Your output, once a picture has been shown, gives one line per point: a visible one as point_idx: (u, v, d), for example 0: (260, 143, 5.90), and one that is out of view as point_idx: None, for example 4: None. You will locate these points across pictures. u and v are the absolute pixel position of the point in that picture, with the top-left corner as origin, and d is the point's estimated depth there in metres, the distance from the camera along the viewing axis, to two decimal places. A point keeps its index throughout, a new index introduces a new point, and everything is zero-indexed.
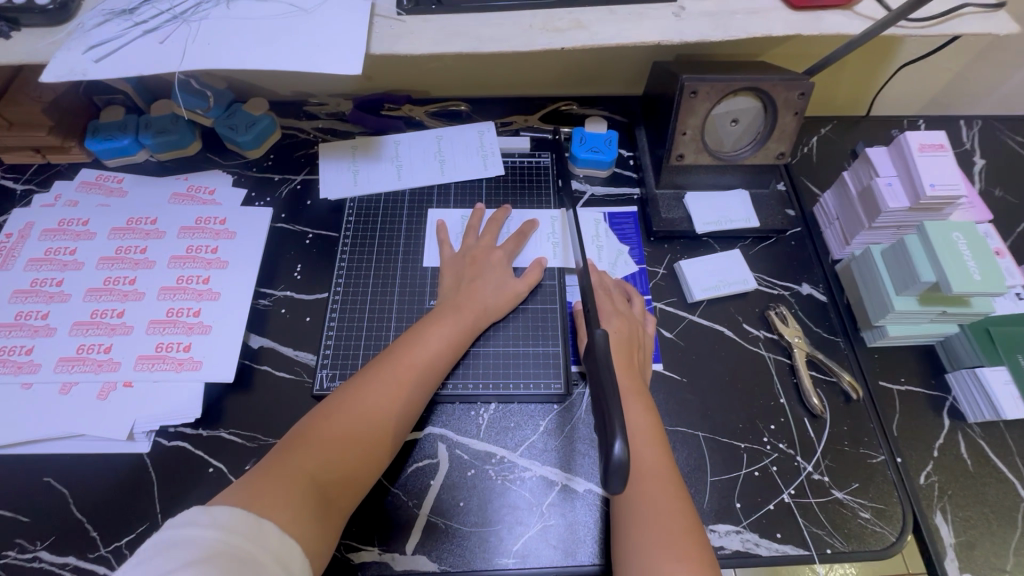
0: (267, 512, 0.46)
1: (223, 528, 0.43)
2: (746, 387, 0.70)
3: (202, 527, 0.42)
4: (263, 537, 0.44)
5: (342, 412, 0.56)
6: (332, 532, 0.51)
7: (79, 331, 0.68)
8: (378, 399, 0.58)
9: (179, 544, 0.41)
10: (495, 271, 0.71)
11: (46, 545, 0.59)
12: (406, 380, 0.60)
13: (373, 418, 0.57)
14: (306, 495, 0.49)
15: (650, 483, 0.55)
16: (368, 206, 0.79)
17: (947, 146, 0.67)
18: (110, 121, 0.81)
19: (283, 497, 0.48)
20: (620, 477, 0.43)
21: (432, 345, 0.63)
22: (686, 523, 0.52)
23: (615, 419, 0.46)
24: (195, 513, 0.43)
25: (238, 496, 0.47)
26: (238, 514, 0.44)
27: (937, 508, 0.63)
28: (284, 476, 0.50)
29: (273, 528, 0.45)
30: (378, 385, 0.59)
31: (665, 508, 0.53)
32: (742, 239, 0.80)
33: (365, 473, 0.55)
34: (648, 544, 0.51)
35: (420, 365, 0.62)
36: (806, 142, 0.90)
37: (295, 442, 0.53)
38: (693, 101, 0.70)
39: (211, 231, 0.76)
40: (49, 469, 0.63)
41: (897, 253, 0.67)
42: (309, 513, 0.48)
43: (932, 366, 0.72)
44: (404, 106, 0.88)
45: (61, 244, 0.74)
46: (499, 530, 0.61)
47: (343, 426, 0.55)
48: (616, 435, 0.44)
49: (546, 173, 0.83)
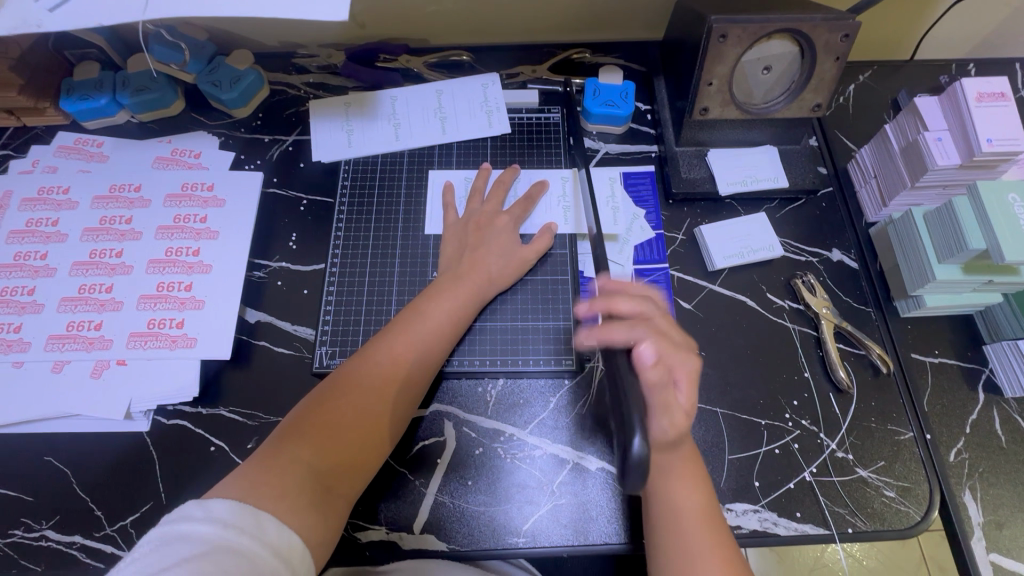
0: (265, 503, 0.45)
1: (222, 524, 0.42)
2: (768, 360, 0.66)
3: (199, 522, 0.42)
4: (262, 530, 0.43)
5: (342, 394, 0.54)
6: (337, 520, 0.50)
7: (67, 308, 0.65)
8: (378, 379, 0.55)
9: (178, 540, 0.41)
10: (501, 237, 0.66)
11: (52, 525, 0.59)
12: (407, 356, 0.57)
13: (374, 399, 0.55)
14: (306, 483, 0.48)
15: (680, 486, 0.53)
16: (365, 169, 0.74)
17: (1008, 95, 0.60)
18: (86, 78, 0.76)
19: (281, 487, 0.47)
20: (638, 473, 0.41)
21: (432, 320, 0.60)
22: (712, 528, 0.52)
23: (633, 411, 0.43)
24: (190, 507, 0.43)
25: (234, 487, 0.46)
26: (235, 508, 0.43)
27: (966, 487, 0.61)
28: (283, 464, 0.49)
29: (271, 520, 0.44)
30: (378, 363, 0.56)
31: (694, 510, 0.52)
32: (768, 201, 0.74)
33: (369, 457, 0.53)
34: (688, 549, 0.50)
35: (421, 340, 0.59)
36: (842, 91, 0.82)
37: (293, 428, 0.52)
38: (722, 47, 0.63)
39: (198, 198, 0.71)
40: (49, 448, 0.61)
41: (943, 217, 0.61)
42: (309, 502, 0.47)
43: (968, 336, 0.67)
44: (401, 57, 0.80)
45: (42, 215, 0.70)
46: (509, 508, 0.59)
47: (342, 409, 0.53)
48: (634, 429, 0.41)
49: (556, 131, 0.77)
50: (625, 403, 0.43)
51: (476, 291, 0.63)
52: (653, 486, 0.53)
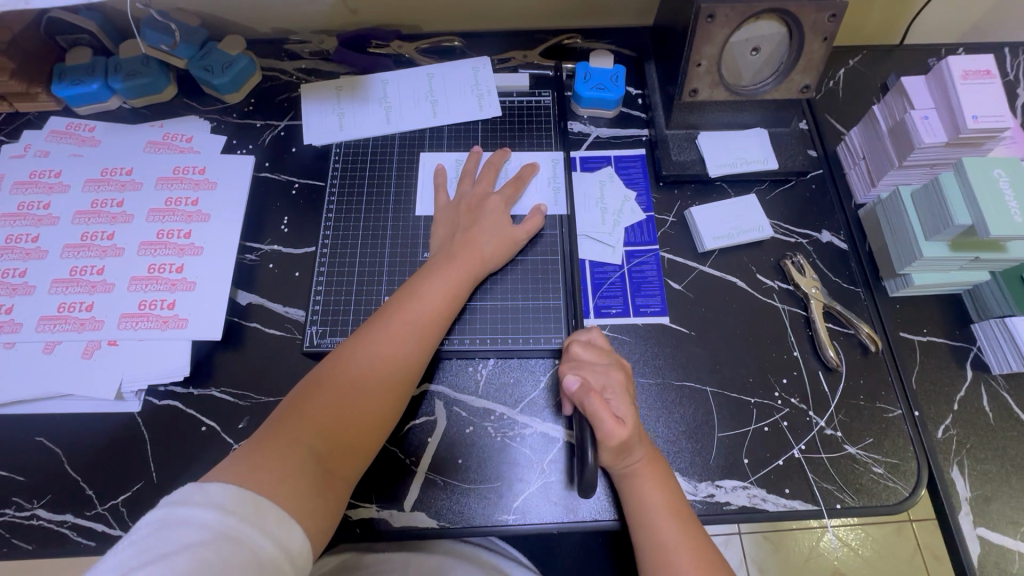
0: (265, 491, 0.45)
1: (221, 509, 0.42)
2: (758, 340, 0.66)
3: (198, 507, 0.41)
4: (263, 519, 0.43)
5: (339, 376, 0.54)
6: (336, 502, 0.50)
7: (59, 289, 0.65)
8: (375, 360, 0.56)
9: (176, 524, 0.40)
10: (493, 217, 0.67)
11: (43, 503, 0.59)
12: (404, 337, 0.58)
13: (372, 380, 0.55)
14: (305, 468, 0.48)
15: (650, 488, 0.54)
16: (356, 153, 0.74)
17: (994, 73, 0.60)
18: (78, 64, 0.76)
19: (280, 473, 0.47)
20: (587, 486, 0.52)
21: (427, 304, 0.60)
22: (684, 523, 0.52)
23: (583, 442, 0.53)
24: (189, 491, 0.42)
25: (232, 473, 0.46)
26: (237, 495, 0.43)
27: (954, 463, 0.61)
28: (282, 448, 0.49)
29: (272, 510, 0.44)
30: (375, 345, 0.56)
31: (666, 508, 0.53)
32: (758, 183, 0.74)
33: (367, 441, 0.54)
34: (664, 546, 0.51)
35: (417, 323, 0.59)
36: (832, 75, 0.82)
37: (292, 410, 0.52)
38: (710, 27, 0.63)
39: (190, 181, 0.72)
40: (40, 429, 0.61)
41: (930, 195, 0.61)
42: (309, 488, 0.47)
43: (957, 315, 0.67)
44: (392, 43, 0.80)
45: (34, 198, 0.70)
46: (499, 487, 0.60)
47: (339, 395, 0.53)
48: (583, 454, 0.52)
49: (547, 115, 0.77)
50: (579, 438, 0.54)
51: (470, 272, 0.63)
52: (624, 489, 0.54)
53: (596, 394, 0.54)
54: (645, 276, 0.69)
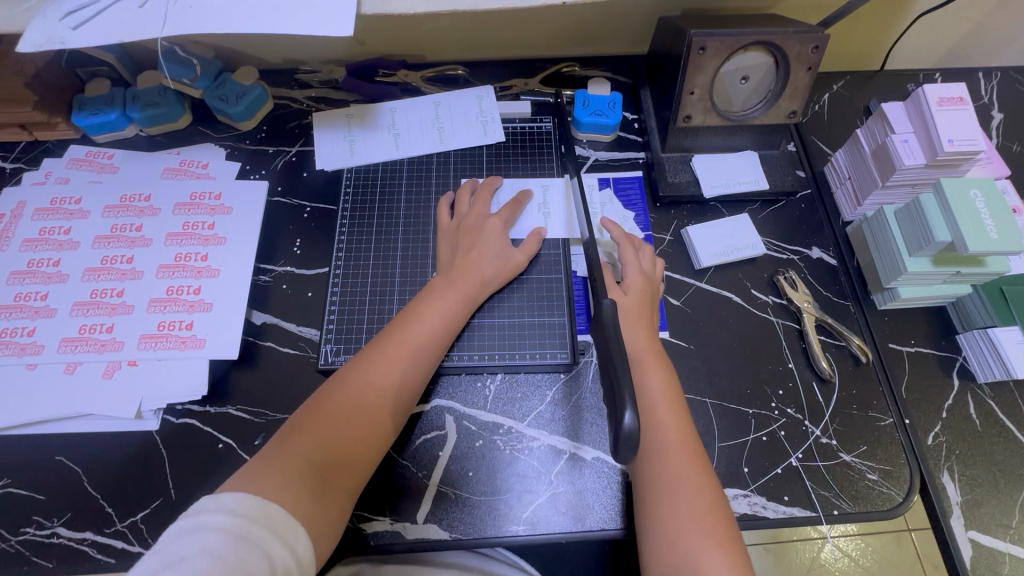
0: (274, 495, 0.48)
1: (234, 514, 0.45)
2: (754, 352, 0.69)
3: (217, 514, 0.44)
4: (273, 522, 0.46)
5: (342, 394, 0.57)
6: (338, 512, 0.52)
7: (79, 312, 0.67)
8: (374, 380, 0.58)
9: (195, 530, 0.43)
10: (492, 240, 0.70)
11: (64, 521, 0.60)
12: (400, 358, 0.60)
13: (371, 396, 0.57)
14: (309, 477, 0.51)
15: (651, 375, 0.60)
16: (366, 177, 0.77)
17: (967, 100, 0.64)
18: (97, 95, 0.79)
19: (286, 480, 0.49)
20: (629, 448, 0.43)
21: (427, 324, 0.63)
22: (675, 409, 0.59)
23: (623, 388, 0.45)
24: (204, 502, 0.45)
25: (244, 479, 0.49)
26: (249, 501, 0.46)
27: (945, 468, 0.64)
28: (287, 459, 0.51)
29: (282, 512, 0.47)
30: (376, 364, 0.59)
31: (661, 394, 0.59)
32: (750, 203, 0.78)
33: (368, 456, 0.56)
34: (658, 423, 0.57)
35: (416, 343, 0.61)
36: (818, 99, 0.87)
37: (297, 426, 0.54)
38: (701, 58, 0.67)
39: (206, 206, 0.74)
40: (61, 448, 0.63)
41: (911, 213, 0.65)
42: (312, 494, 0.50)
43: (943, 326, 0.71)
44: (399, 72, 0.85)
45: (55, 224, 0.72)
46: (509, 498, 0.62)
47: (341, 411, 0.56)
48: (626, 406, 0.44)
49: (549, 139, 0.81)
50: (616, 383, 0.46)
51: (466, 293, 0.66)
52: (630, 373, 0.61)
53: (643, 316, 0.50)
54: None
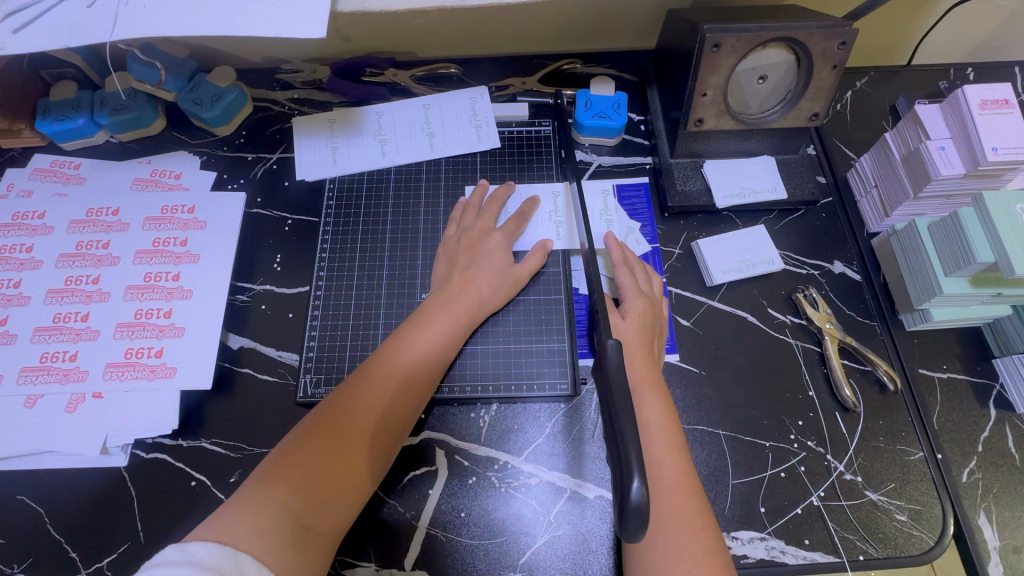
0: (244, 544, 0.43)
1: (200, 566, 0.39)
2: (772, 378, 0.63)
3: (177, 565, 0.39)
4: (243, 573, 0.41)
5: (321, 430, 0.51)
6: (317, 561, 0.47)
7: (41, 338, 0.62)
8: (358, 413, 0.53)
9: None
10: (494, 256, 0.64)
11: (23, 568, 0.56)
12: (390, 387, 0.55)
13: (357, 430, 0.52)
14: (283, 523, 0.46)
15: (648, 404, 0.55)
16: (350, 187, 0.72)
17: (1013, 102, 0.58)
18: (62, 98, 0.73)
19: (258, 528, 0.44)
20: (639, 522, 0.39)
21: (419, 346, 0.58)
22: (674, 445, 0.53)
23: (630, 451, 0.40)
24: (168, 552, 0.40)
25: (214, 526, 0.44)
26: (217, 551, 0.41)
27: (980, 509, 0.58)
28: (259, 502, 0.46)
29: (253, 562, 0.42)
30: (359, 396, 0.54)
31: (659, 427, 0.53)
32: (766, 212, 0.72)
33: (352, 497, 0.51)
34: (653, 457, 0.52)
35: (407, 367, 0.56)
36: (839, 98, 0.80)
37: (272, 467, 0.49)
38: (716, 56, 0.61)
39: (178, 220, 0.69)
40: (22, 487, 0.58)
41: (948, 228, 0.59)
42: (287, 543, 0.45)
43: (977, 350, 0.65)
44: (387, 71, 0.78)
45: (16, 241, 0.67)
46: (504, 541, 0.57)
47: (324, 446, 0.50)
48: (633, 472, 0.39)
49: (548, 144, 0.75)
50: (621, 444, 0.41)
51: (464, 311, 0.61)
52: None
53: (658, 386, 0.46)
54: None
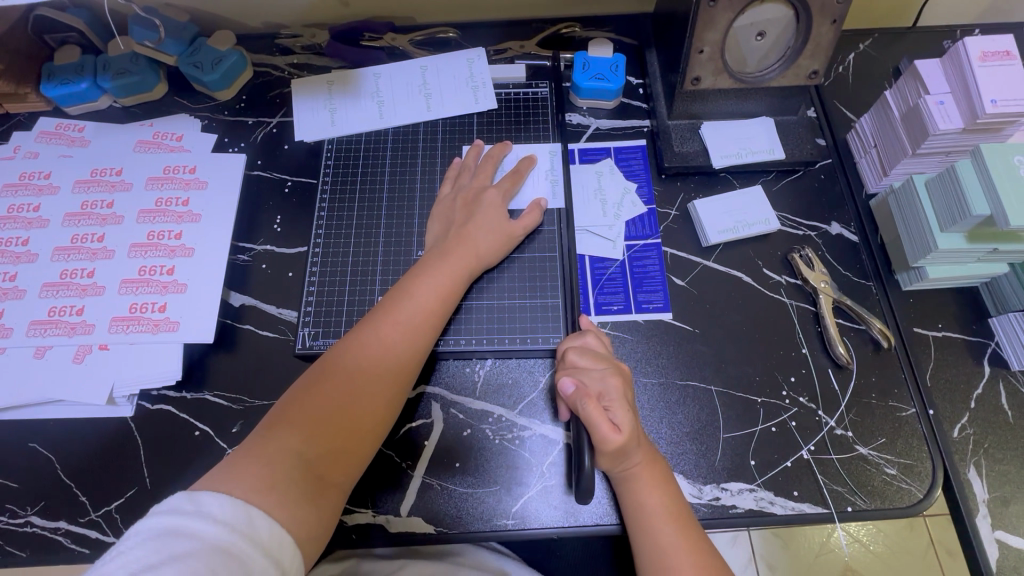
0: (256, 497, 0.44)
1: (212, 519, 0.41)
2: (765, 337, 0.64)
3: (190, 516, 0.41)
4: (253, 528, 0.43)
5: (331, 379, 0.53)
6: (330, 510, 0.49)
7: (49, 293, 0.64)
8: (365, 362, 0.54)
9: (168, 534, 0.40)
10: (491, 214, 0.65)
11: (37, 510, 0.58)
12: (393, 340, 0.56)
13: (361, 382, 0.53)
14: (296, 472, 0.47)
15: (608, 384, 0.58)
16: (348, 149, 0.72)
17: (1015, 54, 0.57)
18: (66, 63, 0.74)
19: (270, 478, 0.46)
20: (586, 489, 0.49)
21: (420, 299, 0.58)
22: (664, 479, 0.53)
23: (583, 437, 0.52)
24: (180, 499, 0.42)
25: (227, 477, 0.45)
26: (228, 504, 0.42)
27: (971, 463, 0.59)
28: (269, 453, 0.48)
29: (263, 517, 0.43)
30: (366, 346, 0.55)
31: (646, 466, 0.53)
32: (764, 173, 0.71)
33: (360, 446, 0.52)
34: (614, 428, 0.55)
35: (407, 320, 0.57)
36: (842, 60, 0.79)
37: (283, 413, 0.51)
38: (712, 11, 0.60)
39: (180, 181, 0.70)
40: (33, 434, 0.61)
41: (945, 183, 0.59)
42: (297, 492, 0.46)
43: (974, 309, 0.65)
44: (386, 35, 0.78)
45: (23, 200, 0.69)
46: (497, 490, 0.58)
47: (330, 400, 0.52)
48: (585, 449, 0.51)
49: (545, 106, 0.75)
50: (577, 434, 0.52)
51: (463, 267, 0.61)
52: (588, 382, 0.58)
53: (592, 401, 0.52)
54: (647, 271, 0.67)
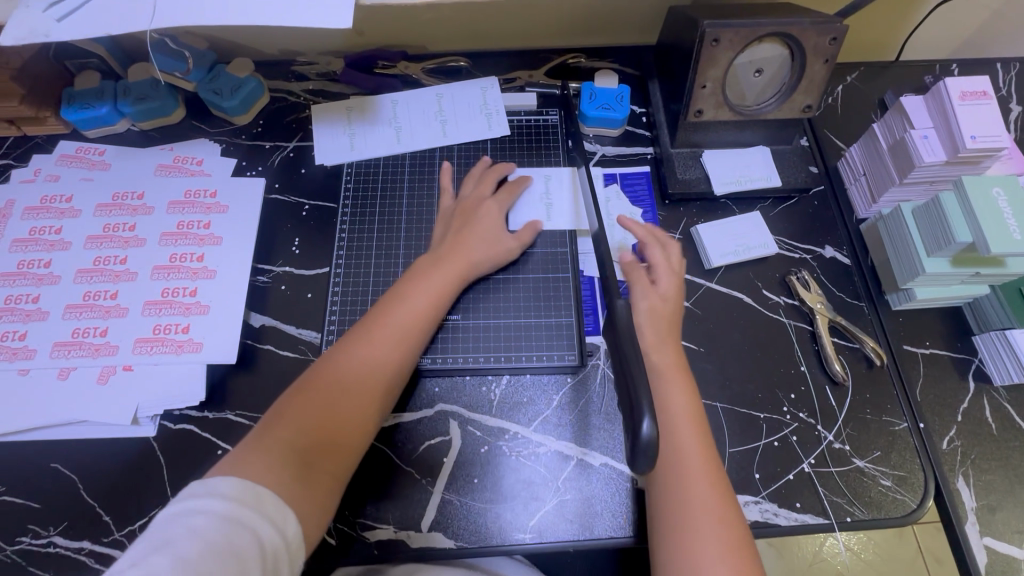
0: (259, 479, 0.47)
1: (223, 497, 0.44)
2: (766, 355, 0.67)
3: (203, 498, 0.44)
4: (263, 504, 0.45)
5: (327, 376, 0.55)
6: (325, 498, 0.50)
7: (72, 315, 0.65)
8: (360, 358, 0.57)
9: (186, 515, 0.43)
10: (485, 223, 0.68)
11: (60, 531, 0.59)
12: (386, 338, 0.58)
13: (359, 377, 0.56)
14: (292, 460, 0.49)
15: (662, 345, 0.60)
16: (365, 173, 0.75)
17: (990, 94, 0.62)
18: (86, 88, 0.76)
19: (272, 464, 0.48)
20: (647, 457, 0.43)
21: (415, 301, 0.61)
22: (700, 433, 0.56)
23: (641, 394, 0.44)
24: (195, 486, 0.45)
25: (233, 462, 0.48)
26: (236, 483, 0.45)
27: (959, 474, 0.63)
28: (268, 445, 0.50)
29: (269, 494, 0.46)
30: (363, 345, 0.57)
31: (686, 414, 0.56)
32: (761, 200, 0.75)
33: (354, 439, 0.54)
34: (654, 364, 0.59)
35: (404, 320, 0.60)
36: (831, 92, 0.84)
37: (281, 411, 0.53)
38: (715, 50, 0.65)
39: (201, 204, 0.72)
40: (56, 455, 0.61)
41: (930, 212, 0.63)
42: (297, 477, 0.49)
43: (958, 328, 0.69)
44: (399, 63, 0.82)
45: (45, 223, 0.70)
46: (513, 506, 0.60)
47: (330, 393, 0.54)
48: (644, 412, 0.43)
49: (555, 133, 0.78)
50: (633, 391, 0.45)
51: (457, 270, 0.64)
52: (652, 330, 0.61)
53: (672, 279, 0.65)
54: None
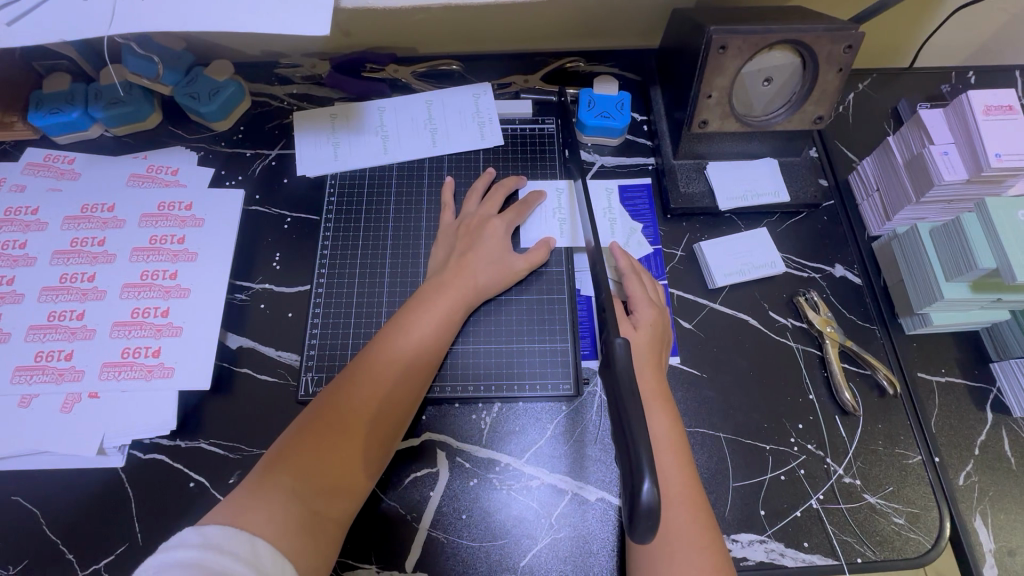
0: (257, 530, 0.43)
1: (214, 548, 0.40)
2: (772, 382, 0.64)
3: (192, 547, 0.40)
4: (257, 557, 0.42)
5: (329, 415, 0.51)
6: (326, 545, 0.47)
7: (36, 337, 0.61)
8: (363, 393, 0.53)
9: (170, 565, 0.39)
10: (492, 244, 0.64)
11: (19, 570, 0.55)
12: (390, 371, 0.55)
13: (361, 414, 0.52)
14: (292, 507, 0.46)
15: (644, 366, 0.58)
16: (350, 185, 0.71)
17: (1017, 108, 0.58)
18: (55, 91, 0.72)
19: (270, 512, 0.45)
20: (648, 525, 0.39)
21: (420, 330, 0.58)
22: (681, 460, 0.53)
23: (641, 453, 0.40)
24: (185, 534, 0.41)
25: (226, 510, 0.45)
26: (231, 533, 0.42)
27: (976, 511, 0.59)
28: (265, 491, 0.46)
29: (266, 547, 0.43)
30: (365, 380, 0.54)
31: (667, 441, 0.54)
32: (769, 215, 0.72)
33: (357, 481, 0.50)
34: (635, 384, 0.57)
35: (407, 351, 0.56)
36: (841, 100, 0.80)
37: (279, 454, 0.49)
38: (722, 58, 0.60)
39: (176, 217, 0.68)
40: (17, 487, 0.58)
41: (950, 234, 0.59)
42: (297, 525, 0.45)
43: (975, 354, 0.65)
44: (388, 67, 0.77)
45: (9, 237, 0.66)
46: (502, 543, 0.57)
47: (331, 433, 0.50)
48: (644, 474, 0.39)
49: (551, 142, 0.74)
50: (632, 445, 0.41)
51: (462, 296, 0.61)
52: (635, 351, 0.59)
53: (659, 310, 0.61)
54: None
